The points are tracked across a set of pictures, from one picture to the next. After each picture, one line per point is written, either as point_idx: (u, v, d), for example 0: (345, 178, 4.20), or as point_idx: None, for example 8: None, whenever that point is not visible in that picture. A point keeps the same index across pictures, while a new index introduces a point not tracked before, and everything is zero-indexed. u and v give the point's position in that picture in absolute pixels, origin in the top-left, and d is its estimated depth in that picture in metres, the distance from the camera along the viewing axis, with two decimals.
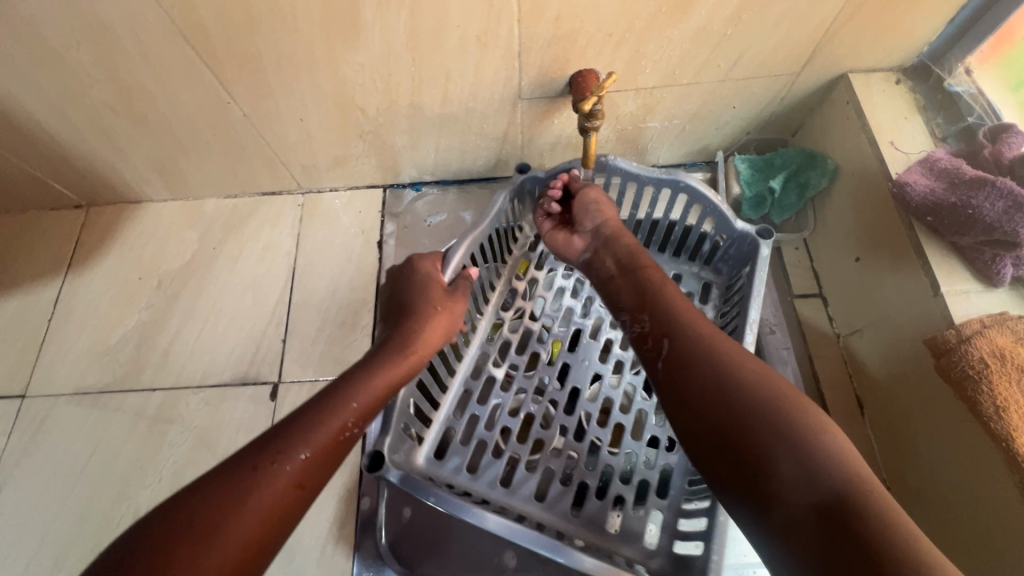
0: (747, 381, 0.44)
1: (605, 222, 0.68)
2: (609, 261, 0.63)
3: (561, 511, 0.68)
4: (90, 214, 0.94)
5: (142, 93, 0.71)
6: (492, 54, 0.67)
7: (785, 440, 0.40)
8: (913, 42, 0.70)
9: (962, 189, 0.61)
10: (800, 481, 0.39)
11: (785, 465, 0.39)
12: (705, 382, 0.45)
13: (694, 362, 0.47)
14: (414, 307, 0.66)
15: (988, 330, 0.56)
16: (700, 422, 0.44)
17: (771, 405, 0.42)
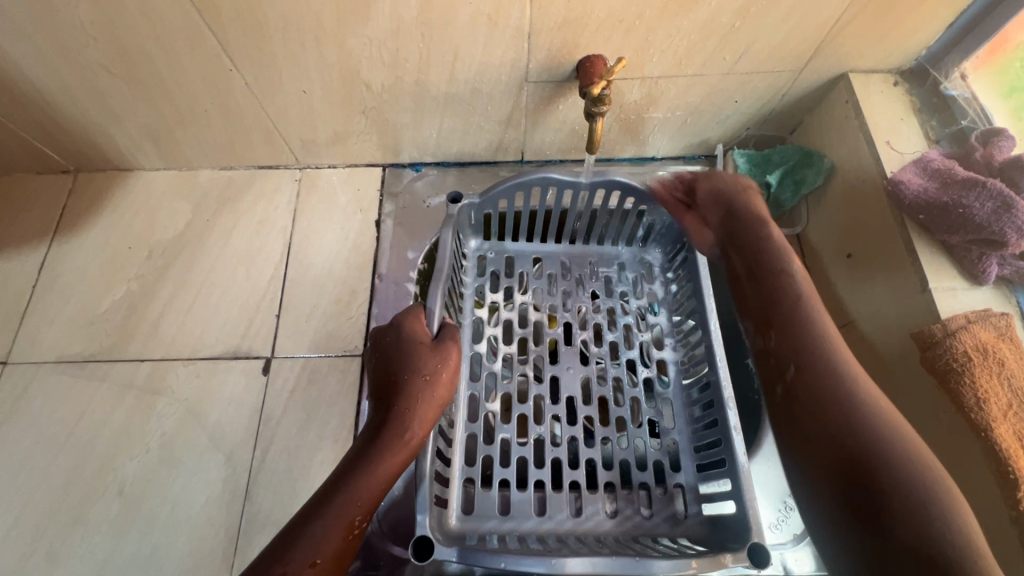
0: (875, 427, 0.49)
1: (731, 212, 0.68)
2: (736, 256, 0.66)
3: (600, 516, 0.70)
4: (79, 179, 0.92)
5: (142, 56, 0.70)
6: (502, 34, 0.67)
7: (901, 479, 0.46)
8: (913, 44, 0.72)
9: (954, 189, 0.63)
10: (915, 517, 0.45)
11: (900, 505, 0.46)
12: (826, 424, 0.51)
13: (819, 385, 0.53)
14: (406, 377, 0.59)
15: (973, 325, 0.58)
16: (825, 448, 0.51)
17: (900, 454, 0.47)
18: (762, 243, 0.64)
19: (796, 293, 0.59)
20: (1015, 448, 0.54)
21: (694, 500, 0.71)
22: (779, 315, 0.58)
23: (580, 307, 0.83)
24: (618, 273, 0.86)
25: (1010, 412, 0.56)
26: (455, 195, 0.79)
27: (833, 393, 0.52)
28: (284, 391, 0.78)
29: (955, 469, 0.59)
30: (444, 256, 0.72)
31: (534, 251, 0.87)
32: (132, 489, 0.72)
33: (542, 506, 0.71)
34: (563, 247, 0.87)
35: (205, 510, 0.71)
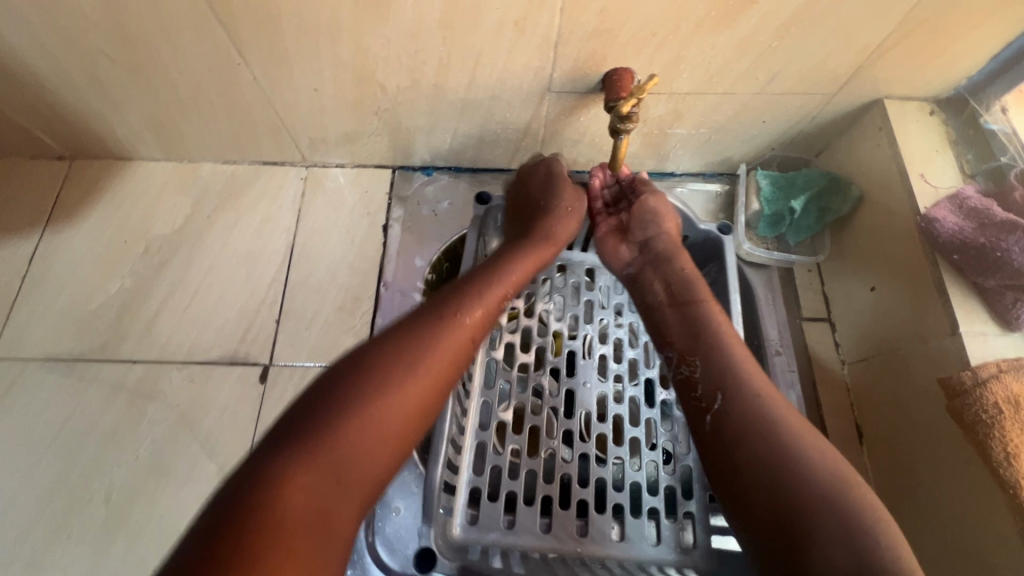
0: (803, 458, 0.47)
1: (659, 236, 0.69)
2: (659, 284, 0.65)
3: (605, 541, 0.67)
4: (74, 167, 0.88)
5: (145, 46, 0.66)
6: (528, 42, 0.64)
7: (831, 518, 0.43)
8: (953, 74, 0.69)
9: (991, 231, 0.60)
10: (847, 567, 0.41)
11: (831, 543, 0.42)
12: (755, 454, 0.48)
13: (742, 426, 0.50)
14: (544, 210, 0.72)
15: (1004, 375, 0.56)
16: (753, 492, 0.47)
17: (824, 478, 0.46)
18: (679, 271, 0.65)
19: (709, 323, 0.59)
20: None
21: (704, 530, 0.68)
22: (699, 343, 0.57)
23: (597, 322, 0.80)
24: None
25: None
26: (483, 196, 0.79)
27: (748, 422, 0.50)
28: (281, 401, 0.75)
29: (978, 525, 0.57)
30: (469, 258, 0.74)
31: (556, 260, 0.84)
32: (119, 497, 0.70)
33: (548, 524, 0.68)
34: (586, 259, 0.84)
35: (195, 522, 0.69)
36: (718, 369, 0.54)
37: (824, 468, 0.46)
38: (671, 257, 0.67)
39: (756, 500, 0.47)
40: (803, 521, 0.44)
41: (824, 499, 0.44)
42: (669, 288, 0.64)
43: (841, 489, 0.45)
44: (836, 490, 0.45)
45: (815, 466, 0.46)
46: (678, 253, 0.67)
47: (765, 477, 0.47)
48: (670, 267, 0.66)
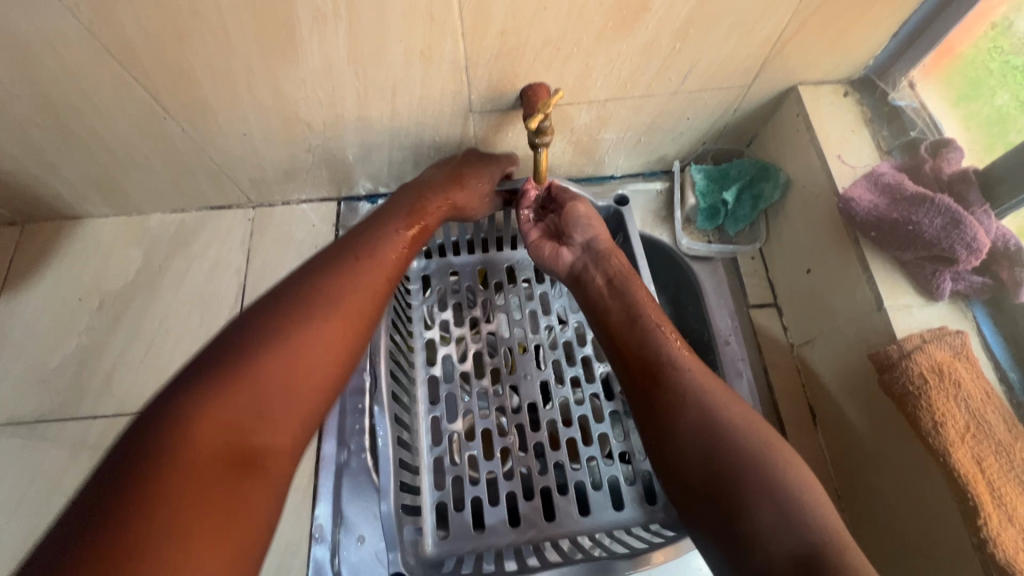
0: (728, 423, 0.52)
1: (596, 236, 0.70)
2: (598, 278, 0.67)
3: (605, 514, 0.69)
4: (26, 231, 0.89)
5: (70, 110, 0.68)
6: (439, 68, 0.66)
7: (755, 475, 0.48)
8: (859, 56, 0.71)
9: (903, 205, 0.62)
10: (775, 534, 0.46)
11: (762, 512, 0.47)
12: (688, 422, 0.53)
13: (683, 404, 0.54)
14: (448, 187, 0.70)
15: (928, 346, 0.57)
16: (690, 464, 0.52)
17: (748, 445, 0.50)
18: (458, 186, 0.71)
19: (640, 305, 0.63)
20: (974, 472, 0.53)
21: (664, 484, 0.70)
22: (637, 330, 0.61)
23: (560, 313, 0.82)
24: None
25: (968, 434, 0.54)
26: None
27: (692, 402, 0.54)
28: None
29: (916, 491, 0.59)
30: None
31: (477, 261, 0.85)
32: None
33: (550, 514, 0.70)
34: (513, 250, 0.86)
35: None
36: (651, 354, 0.58)
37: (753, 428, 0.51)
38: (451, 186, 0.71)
39: (692, 474, 0.51)
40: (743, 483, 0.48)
41: (750, 464, 0.49)
42: (446, 192, 0.70)
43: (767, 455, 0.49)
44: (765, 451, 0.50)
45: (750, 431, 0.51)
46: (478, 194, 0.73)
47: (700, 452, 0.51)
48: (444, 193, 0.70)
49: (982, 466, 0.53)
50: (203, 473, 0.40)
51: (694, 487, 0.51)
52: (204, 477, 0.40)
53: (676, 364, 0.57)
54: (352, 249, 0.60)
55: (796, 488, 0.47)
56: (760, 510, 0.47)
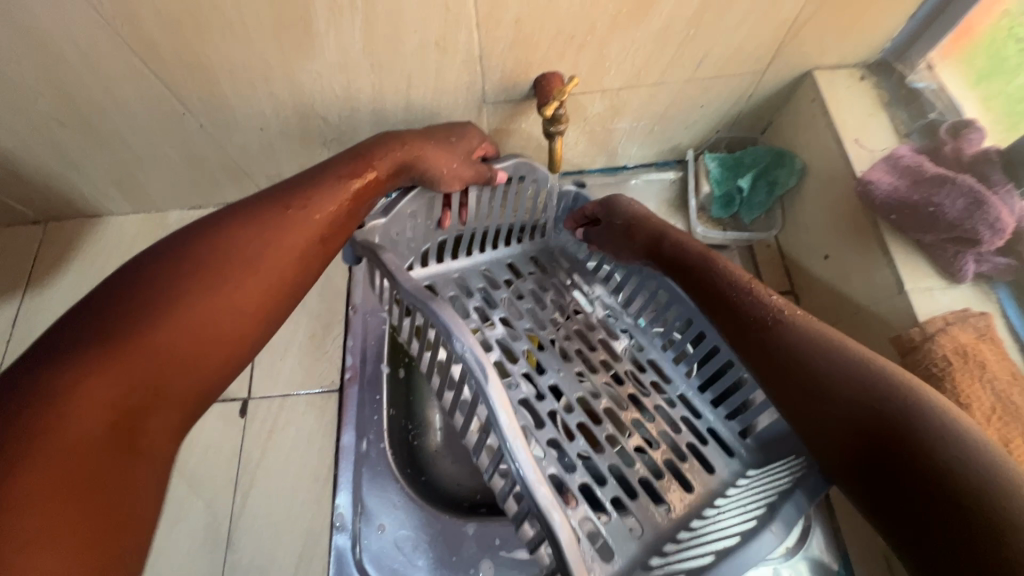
0: (850, 363, 0.47)
1: (636, 210, 0.69)
2: (662, 264, 0.65)
3: (702, 480, 0.64)
4: (48, 230, 0.91)
5: (92, 107, 0.69)
6: (453, 59, 0.66)
7: (902, 408, 0.42)
8: (876, 39, 0.70)
9: (924, 187, 0.61)
10: (958, 465, 0.38)
11: (941, 449, 0.39)
12: (827, 372, 0.48)
13: (798, 354, 0.50)
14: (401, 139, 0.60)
15: (951, 328, 0.57)
16: (836, 427, 0.47)
17: (876, 382, 0.45)
18: (423, 139, 0.62)
19: (714, 260, 0.60)
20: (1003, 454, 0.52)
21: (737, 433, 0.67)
22: (715, 295, 0.58)
23: (565, 290, 0.78)
24: (551, 259, 0.82)
25: (995, 416, 0.54)
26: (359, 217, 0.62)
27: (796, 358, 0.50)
28: (263, 432, 0.77)
29: None
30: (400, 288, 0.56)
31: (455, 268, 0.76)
32: None
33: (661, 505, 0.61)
34: (500, 248, 0.80)
35: (188, 561, 0.70)
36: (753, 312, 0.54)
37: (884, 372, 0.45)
38: (412, 139, 0.62)
39: (841, 435, 0.46)
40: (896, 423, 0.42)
41: (892, 397, 0.43)
42: (404, 139, 0.60)
43: (894, 396, 0.43)
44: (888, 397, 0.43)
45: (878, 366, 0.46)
46: (441, 145, 0.63)
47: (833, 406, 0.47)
48: (402, 142, 0.60)
49: (1010, 447, 0.53)
50: (86, 456, 0.34)
51: (845, 444, 0.46)
52: (86, 461, 0.34)
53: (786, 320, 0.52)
54: (284, 200, 0.52)
55: (964, 421, 0.40)
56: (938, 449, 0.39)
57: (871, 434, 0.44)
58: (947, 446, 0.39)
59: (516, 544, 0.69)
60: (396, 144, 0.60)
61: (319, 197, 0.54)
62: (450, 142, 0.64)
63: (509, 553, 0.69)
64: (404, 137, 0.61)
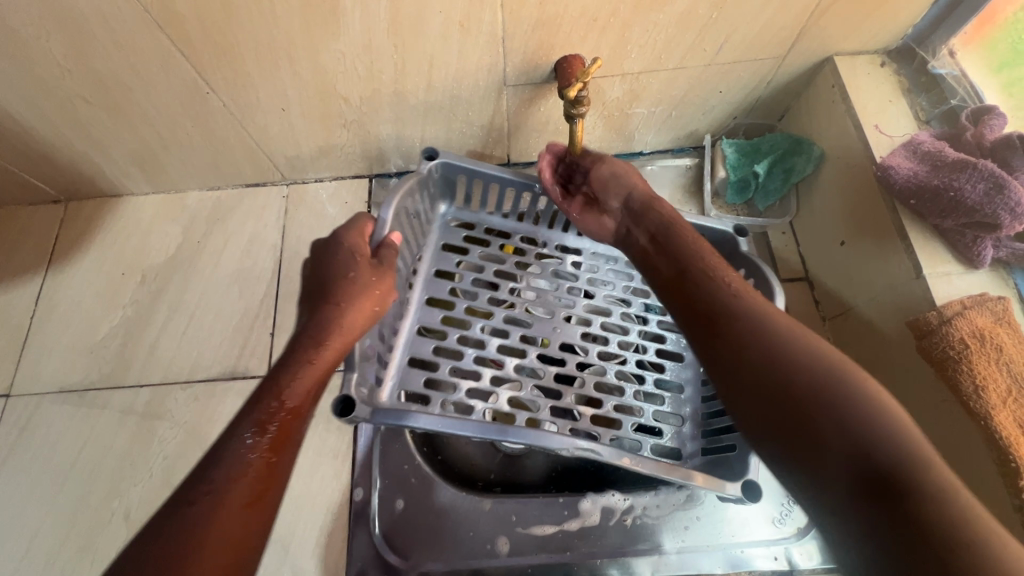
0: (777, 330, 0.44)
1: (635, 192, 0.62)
2: (642, 236, 0.60)
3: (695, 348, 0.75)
4: (69, 208, 0.92)
5: (117, 84, 0.70)
6: (476, 40, 0.66)
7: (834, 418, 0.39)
8: (897, 26, 0.70)
9: (944, 172, 0.61)
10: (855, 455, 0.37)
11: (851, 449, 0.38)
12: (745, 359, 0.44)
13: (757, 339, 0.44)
14: (312, 326, 0.51)
15: (969, 311, 0.57)
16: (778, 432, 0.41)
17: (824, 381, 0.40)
18: (331, 312, 0.52)
19: (674, 230, 0.57)
20: (1016, 435, 0.53)
21: None
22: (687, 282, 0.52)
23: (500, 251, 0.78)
24: (456, 233, 0.79)
25: (1010, 398, 0.55)
26: (344, 402, 0.54)
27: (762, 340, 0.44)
28: None
29: (950, 457, 0.59)
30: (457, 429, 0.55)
31: (415, 325, 0.71)
32: (138, 514, 0.74)
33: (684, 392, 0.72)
34: (419, 272, 0.75)
35: None
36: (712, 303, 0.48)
37: (829, 362, 0.41)
38: (319, 322, 0.51)
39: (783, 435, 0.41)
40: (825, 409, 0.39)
41: (833, 399, 0.40)
42: (311, 332, 0.51)
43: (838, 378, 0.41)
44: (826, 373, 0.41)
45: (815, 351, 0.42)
46: (356, 299, 0.53)
47: (767, 387, 0.43)
48: (309, 335, 0.51)
49: None
50: None
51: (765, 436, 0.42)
52: None
53: (734, 310, 0.47)
54: (191, 488, 0.42)
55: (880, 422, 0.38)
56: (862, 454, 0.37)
57: (801, 425, 0.40)
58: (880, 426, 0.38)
59: (532, 521, 0.70)
60: (309, 344, 0.50)
61: (257, 417, 0.45)
62: (350, 279, 0.54)
63: (525, 529, 0.70)
64: (312, 322, 0.52)
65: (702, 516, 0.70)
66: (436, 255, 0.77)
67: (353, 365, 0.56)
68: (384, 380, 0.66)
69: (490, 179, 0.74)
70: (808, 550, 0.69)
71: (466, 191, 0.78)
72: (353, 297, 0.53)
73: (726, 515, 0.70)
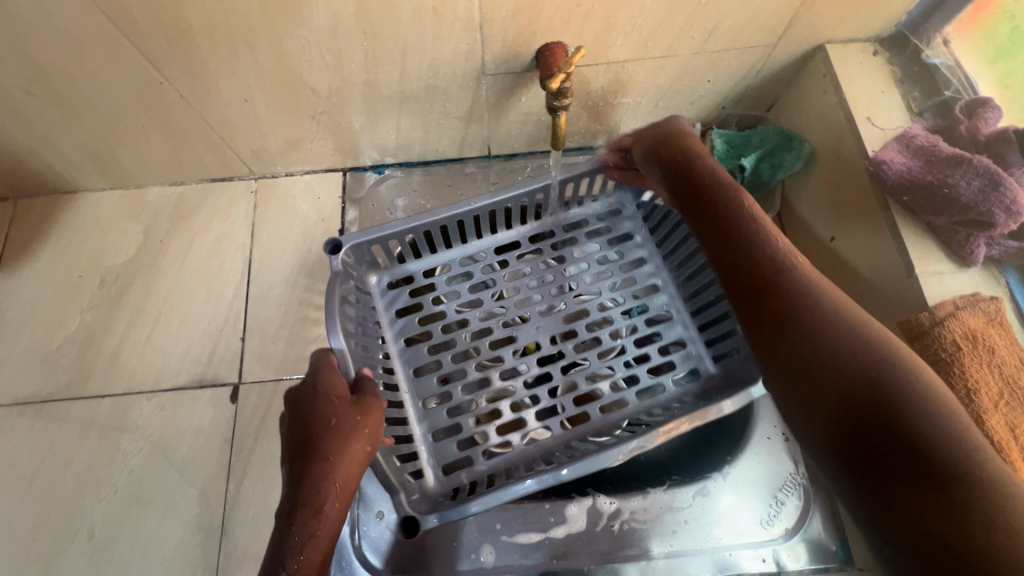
0: (827, 311, 0.46)
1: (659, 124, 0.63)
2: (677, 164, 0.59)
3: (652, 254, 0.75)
4: (19, 206, 0.86)
5: (60, 73, 0.64)
6: (451, 27, 0.62)
7: (897, 399, 0.40)
8: (892, 12, 0.68)
9: (938, 167, 0.60)
10: (920, 433, 0.38)
11: (896, 415, 0.39)
12: (810, 337, 0.45)
13: (802, 315, 0.46)
14: (305, 484, 0.49)
15: (961, 312, 0.56)
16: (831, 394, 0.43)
17: (872, 354, 0.42)
18: (321, 469, 0.50)
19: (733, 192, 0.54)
20: (1006, 438, 0.52)
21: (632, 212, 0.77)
22: (735, 241, 0.51)
23: (449, 279, 0.74)
24: (396, 296, 0.73)
25: (1002, 401, 0.54)
26: (407, 522, 0.58)
27: (808, 314, 0.46)
28: (255, 418, 0.75)
29: None
30: (483, 499, 0.56)
31: (419, 401, 0.68)
32: (102, 533, 0.70)
33: (669, 313, 0.73)
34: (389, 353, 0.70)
35: (181, 548, 0.69)
36: (763, 259, 0.49)
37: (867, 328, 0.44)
38: (313, 486, 0.49)
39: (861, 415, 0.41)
40: (892, 392, 0.40)
41: (882, 374, 0.41)
42: (307, 493, 0.49)
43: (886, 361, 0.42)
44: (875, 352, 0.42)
45: (865, 325, 0.44)
46: (345, 448, 0.51)
47: (824, 356, 0.44)
48: (308, 504, 0.48)
49: (1015, 432, 0.53)
50: None
51: (835, 406, 0.42)
52: None
53: (790, 274, 0.48)
54: None
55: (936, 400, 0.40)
56: (904, 423, 0.39)
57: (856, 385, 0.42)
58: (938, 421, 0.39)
59: (518, 529, 0.68)
60: (309, 515, 0.48)
61: None
62: (334, 427, 0.52)
63: (510, 538, 0.68)
64: (302, 487, 0.49)
65: (690, 520, 0.69)
66: (393, 330, 0.71)
67: (395, 488, 0.59)
68: (423, 467, 0.66)
69: (404, 234, 0.69)
70: (796, 551, 0.69)
71: (387, 250, 0.71)
72: (343, 439, 0.52)
73: (715, 518, 0.69)
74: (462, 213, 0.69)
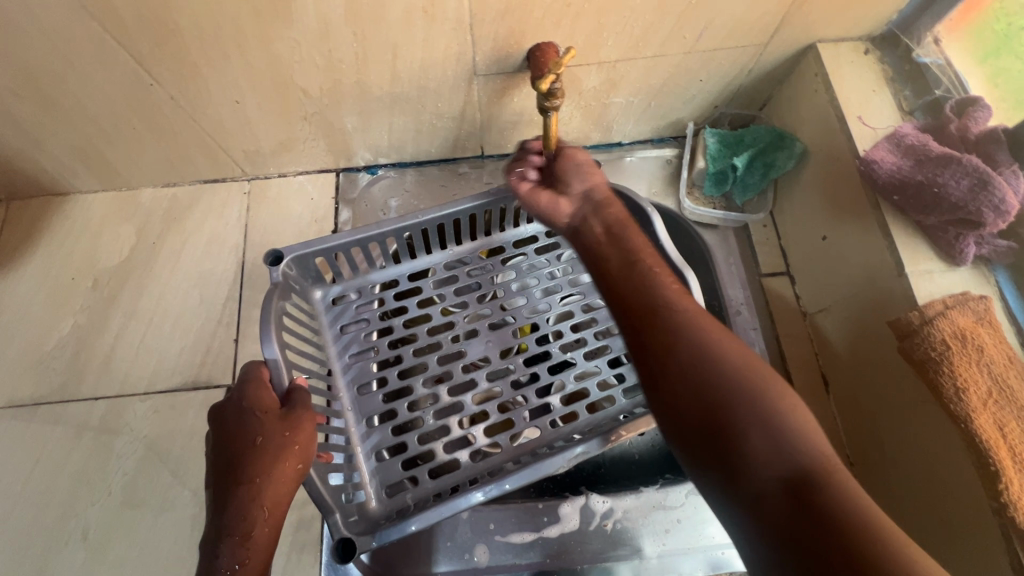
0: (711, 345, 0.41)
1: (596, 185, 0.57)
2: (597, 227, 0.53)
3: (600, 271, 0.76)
4: (11, 209, 0.86)
5: (49, 76, 0.64)
6: (441, 28, 0.62)
7: (767, 439, 0.37)
8: (882, 11, 0.68)
9: (929, 167, 0.60)
10: (766, 465, 0.36)
11: (753, 447, 0.37)
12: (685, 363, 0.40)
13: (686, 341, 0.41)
14: (230, 509, 0.48)
15: (951, 312, 0.56)
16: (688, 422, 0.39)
17: (752, 387, 0.39)
18: (245, 494, 0.49)
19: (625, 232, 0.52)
20: (995, 437, 0.52)
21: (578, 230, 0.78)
22: (632, 269, 0.47)
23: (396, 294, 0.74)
24: (343, 312, 0.72)
25: (991, 400, 0.54)
26: (344, 544, 0.54)
27: (693, 339, 0.41)
28: None
29: (930, 458, 0.59)
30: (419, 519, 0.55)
31: (363, 420, 0.67)
32: (96, 535, 0.70)
33: (619, 327, 0.73)
34: (333, 372, 0.69)
35: (175, 550, 0.69)
36: (650, 296, 0.44)
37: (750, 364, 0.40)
38: (239, 513, 0.48)
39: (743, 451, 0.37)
40: (771, 432, 0.37)
41: (761, 412, 0.38)
42: (230, 519, 0.48)
43: (777, 399, 0.38)
44: (766, 390, 0.39)
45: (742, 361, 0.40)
46: (271, 470, 0.50)
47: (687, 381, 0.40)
48: (234, 533, 0.48)
49: (1004, 430, 0.53)
50: None
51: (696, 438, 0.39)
52: None
53: (671, 301, 0.43)
54: None
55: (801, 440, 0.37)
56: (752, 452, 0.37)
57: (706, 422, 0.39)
58: (809, 442, 0.37)
59: (511, 529, 0.69)
60: (236, 543, 0.47)
61: None
62: (258, 449, 0.50)
63: (504, 538, 0.68)
64: (226, 515, 0.48)
65: (682, 519, 0.69)
66: (339, 348, 0.70)
67: (332, 508, 0.55)
68: (367, 487, 0.64)
69: (351, 246, 0.68)
70: None
71: (332, 263, 0.70)
72: (267, 460, 0.50)
73: (708, 516, 0.69)
74: (410, 227, 0.68)
